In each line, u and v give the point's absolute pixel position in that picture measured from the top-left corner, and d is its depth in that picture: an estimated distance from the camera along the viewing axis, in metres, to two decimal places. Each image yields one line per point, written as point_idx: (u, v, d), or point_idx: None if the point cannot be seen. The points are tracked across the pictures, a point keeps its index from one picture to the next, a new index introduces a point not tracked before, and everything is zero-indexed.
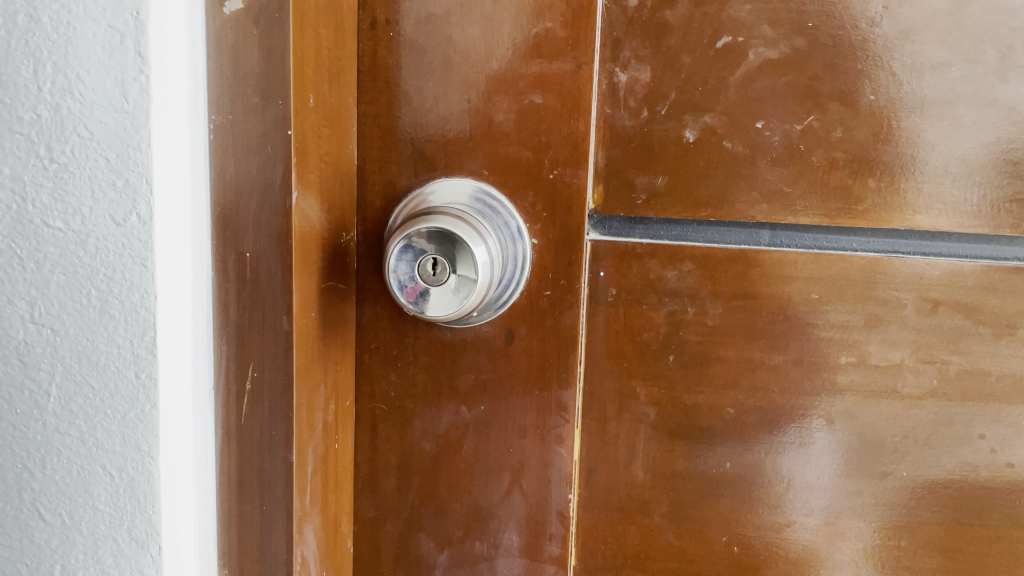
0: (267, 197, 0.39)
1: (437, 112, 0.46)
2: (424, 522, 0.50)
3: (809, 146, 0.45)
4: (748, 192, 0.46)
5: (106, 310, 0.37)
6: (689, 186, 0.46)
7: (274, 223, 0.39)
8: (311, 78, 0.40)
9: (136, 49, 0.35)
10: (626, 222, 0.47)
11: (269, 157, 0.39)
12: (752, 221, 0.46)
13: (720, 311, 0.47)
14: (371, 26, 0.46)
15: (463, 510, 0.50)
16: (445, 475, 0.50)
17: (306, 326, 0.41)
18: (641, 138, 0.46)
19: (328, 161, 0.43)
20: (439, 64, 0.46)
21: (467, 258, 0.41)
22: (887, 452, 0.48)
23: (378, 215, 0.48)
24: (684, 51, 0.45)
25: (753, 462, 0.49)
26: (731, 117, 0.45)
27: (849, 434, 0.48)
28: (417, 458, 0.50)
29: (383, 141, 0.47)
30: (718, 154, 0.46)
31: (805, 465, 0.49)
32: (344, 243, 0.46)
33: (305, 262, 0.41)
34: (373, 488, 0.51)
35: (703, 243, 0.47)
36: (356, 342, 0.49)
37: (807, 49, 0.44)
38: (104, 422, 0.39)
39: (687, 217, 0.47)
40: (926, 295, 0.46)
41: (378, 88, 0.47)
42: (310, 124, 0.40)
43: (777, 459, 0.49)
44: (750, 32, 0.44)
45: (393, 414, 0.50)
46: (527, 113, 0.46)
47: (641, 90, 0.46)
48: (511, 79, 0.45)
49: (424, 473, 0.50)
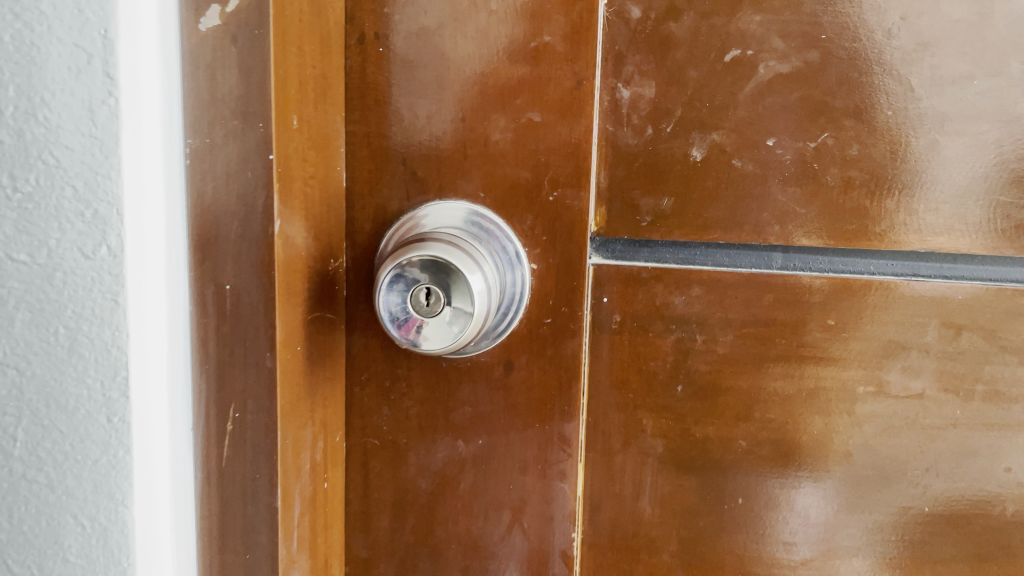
0: (247, 225, 0.36)
1: (430, 132, 0.44)
2: (420, 562, 0.48)
3: (823, 165, 0.43)
4: (759, 214, 0.43)
5: (76, 348, 0.35)
6: (697, 207, 0.44)
7: (255, 253, 0.37)
8: (295, 98, 0.38)
9: (105, 70, 0.33)
10: (630, 244, 0.45)
11: (249, 182, 0.36)
12: (764, 243, 0.44)
13: (730, 338, 0.45)
14: (359, 40, 0.44)
15: (461, 550, 0.47)
16: (441, 513, 0.47)
17: (291, 361, 0.39)
18: (646, 157, 0.44)
19: (315, 184, 0.40)
20: (432, 81, 0.43)
21: (462, 288, 0.38)
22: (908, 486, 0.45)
23: (368, 240, 0.45)
24: (690, 65, 0.43)
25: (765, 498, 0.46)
26: (741, 134, 0.43)
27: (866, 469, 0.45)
28: (411, 495, 0.47)
29: (373, 162, 0.45)
30: (727, 174, 0.43)
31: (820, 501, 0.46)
32: (332, 270, 0.43)
33: (289, 292, 0.38)
34: (366, 527, 0.48)
35: (711, 266, 0.44)
36: (347, 374, 0.46)
37: (820, 62, 0.42)
38: (75, 468, 0.36)
39: (695, 239, 0.44)
40: (948, 320, 0.44)
41: (367, 106, 0.44)
42: (294, 147, 0.38)
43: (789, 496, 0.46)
44: (760, 45, 0.42)
45: (385, 449, 0.47)
46: (525, 131, 0.43)
47: (645, 107, 0.43)
48: (508, 95, 0.43)
49: (419, 510, 0.47)
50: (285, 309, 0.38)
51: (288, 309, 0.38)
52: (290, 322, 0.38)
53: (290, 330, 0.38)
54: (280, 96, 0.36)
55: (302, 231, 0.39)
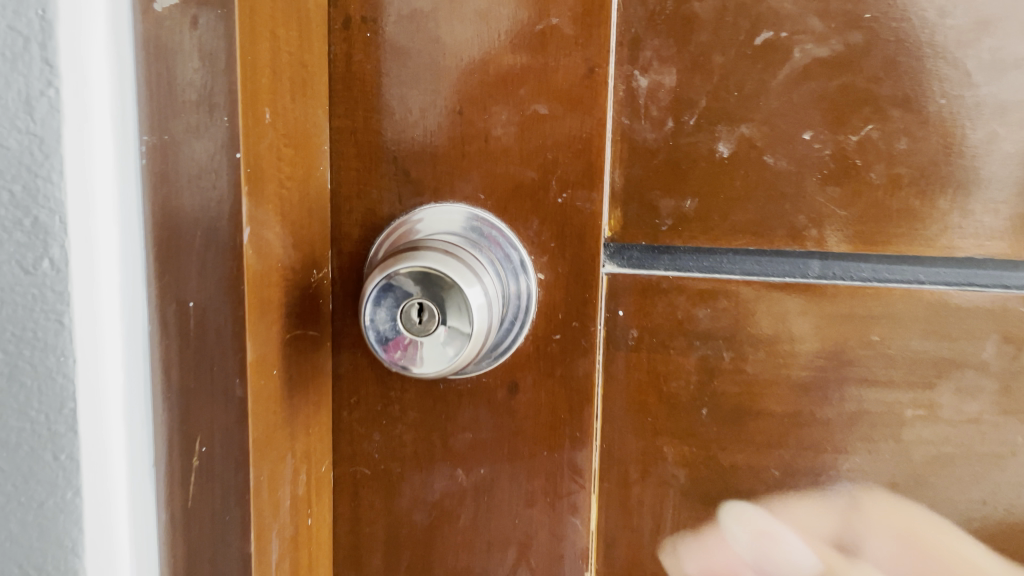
0: (212, 234, 0.32)
1: (424, 126, 0.39)
2: None
3: (866, 161, 0.38)
4: (793, 216, 0.39)
5: (15, 376, 0.30)
6: (724, 209, 0.39)
7: (221, 265, 0.32)
8: (268, 89, 0.33)
9: (44, 56, 0.28)
10: (649, 251, 0.40)
11: (214, 185, 0.32)
12: (799, 249, 0.39)
13: (761, 357, 0.40)
14: (344, 25, 0.39)
15: None
16: (440, 550, 0.42)
17: (266, 388, 0.34)
18: (666, 154, 0.39)
19: (293, 187, 0.36)
20: (425, 70, 0.39)
21: (460, 304, 0.34)
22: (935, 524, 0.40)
23: (356, 248, 0.41)
24: (715, 49, 0.38)
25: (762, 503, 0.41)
26: (773, 127, 0.38)
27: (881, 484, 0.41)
28: (407, 530, 0.42)
29: (361, 161, 0.40)
30: (758, 172, 0.38)
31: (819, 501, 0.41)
32: (315, 283, 0.39)
33: (262, 309, 0.34)
34: (357, 565, 0.43)
35: (739, 275, 0.39)
36: (334, 396, 0.42)
37: (863, 45, 0.37)
38: (18, 514, 0.31)
39: (721, 245, 0.39)
40: (1008, 335, 0.39)
41: (353, 99, 0.40)
42: (267, 144, 0.33)
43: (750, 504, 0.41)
44: (795, 26, 0.37)
45: (377, 479, 0.42)
46: (530, 126, 0.38)
47: (665, 97, 0.38)
48: (511, 85, 0.38)
49: (415, 547, 0.43)
50: (258, 328, 0.33)
51: (262, 328, 0.34)
52: (263, 343, 0.34)
53: (263, 352, 0.34)
54: (249, 86, 0.31)
55: (278, 240, 0.35)
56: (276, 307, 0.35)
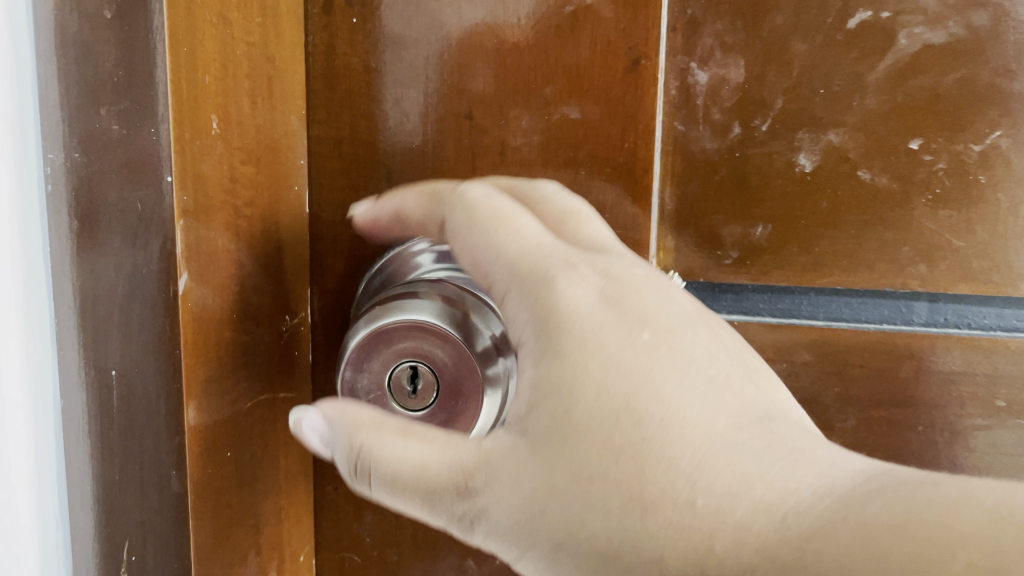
0: (139, 284, 0.24)
1: (424, 135, 0.31)
2: None
3: (992, 177, 0.29)
4: (895, 249, 0.30)
5: None
6: (804, 239, 0.31)
7: (150, 324, 0.24)
8: (215, 89, 0.25)
9: None
10: (707, 289, 0.32)
11: (140, 219, 0.24)
12: (901, 289, 0.31)
13: (852, 425, 0.31)
14: (325, 9, 0.31)
15: None
16: None
17: (216, 475, 0.26)
18: (731, 168, 0.31)
19: (253, 214, 0.28)
20: (427, 63, 0.31)
21: (465, 371, 0.26)
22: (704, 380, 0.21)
23: (340, 284, 0.33)
24: (796, 35, 0.30)
25: (459, 206, 0.25)
26: (869, 135, 0.30)
27: (580, 253, 0.23)
28: None
29: (347, 177, 0.32)
30: (850, 191, 0.30)
31: (494, 210, 0.24)
32: (287, 330, 0.31)
33: (210, 376, 0.26)
34: None
35: (823, 321, 0.31)
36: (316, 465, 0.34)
37: (992, 27, 0.29)
38: None
39: (801, 283, 0.31)
40: None
41: (333, 99, 0.32)
42: (214, 161, 0.25)
43: (467, 227, 0.24)
44: (901, 3, 0.29)
45: (368, 568, 0.34)
46: (558, 134, 0.30)
47: (730, 96, 0.30)
48: (534, 82, 0.30)
49: None
50: (204, 402, 0.25)
51: (210, 402, 0.26)
52: (213, 419, 0.26)
53: (214, 430, 0.26)
54: (189, 88, 0.24)
55: (230, 285, 0.27)
56: (233, 370, 0.27)
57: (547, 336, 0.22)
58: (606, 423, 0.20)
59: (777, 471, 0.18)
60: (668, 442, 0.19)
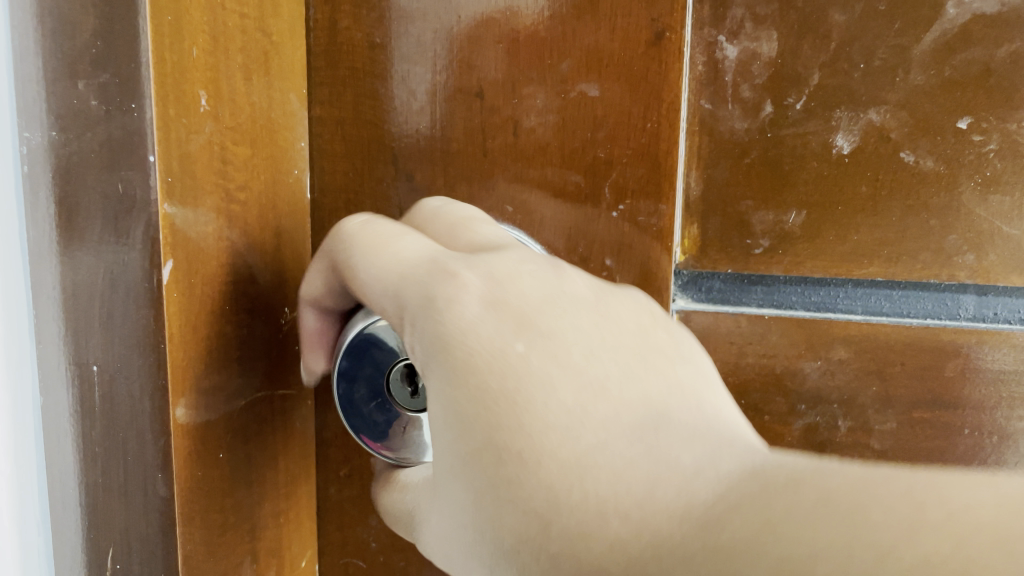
0: (120, 275, 0.22)
1: (432, 115, 0.29)
2: None
3: None
4: (941, 237, 0.28)
5: None
6: (841, 226, 0.28)
7: (133, 318, 0.22)
8: (204, 62, 0.23)
9: None
10: (735, 281, 0.30)
11: (121, 204, 0.22)
12: (946, 281, 0.28)
13: (892, 426, 0.29)
14: None
15: None
16: None
17: (207, 479, 0.25)
18: (762, 149, 0.28)
19: (249, 199, 0.26)
20: (436, 39, 0.29)
21: None
22: (572, 391, 0.17)
23: None
24: (834, 6, 0.27)
25: (338, 241, 0.24)
26: (914, 113, 0.27)
27: (463, 259, 0.21)
28: None
29: (352, 161, 0.30)
30: (892, 175, 0.28)
31: (374, 239, 0.22)
32: (286, 324, 0.29)
33: (199, 373, 0.24)
34: None
35: (861, 315, 0.29)
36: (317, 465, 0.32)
37: None
38: None
39: (838, 275, 0.29)
40: None
41: (336, 78, 0.30)
42: (206, 140, 0.23)
43: (345, 270, 0.23)
44: None
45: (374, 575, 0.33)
46: (575, 113, 0.28)
47: (761, 72, 0.28)
48: (551, 57, 0.28)
49: None
50: (194, 399, 0.24)
51: (199, 399, 0.24)
52: (204, 417, 0.24)
53: (205, 429, 0.24)
54: (176, 63, 0.22)
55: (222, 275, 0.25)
56: (225, 366, 0.25)
57: (427, 365, 0.20)
58: (477, 459, 0.18)
59: (638, 489, 0.15)
60: (526, 479, 0.17)
